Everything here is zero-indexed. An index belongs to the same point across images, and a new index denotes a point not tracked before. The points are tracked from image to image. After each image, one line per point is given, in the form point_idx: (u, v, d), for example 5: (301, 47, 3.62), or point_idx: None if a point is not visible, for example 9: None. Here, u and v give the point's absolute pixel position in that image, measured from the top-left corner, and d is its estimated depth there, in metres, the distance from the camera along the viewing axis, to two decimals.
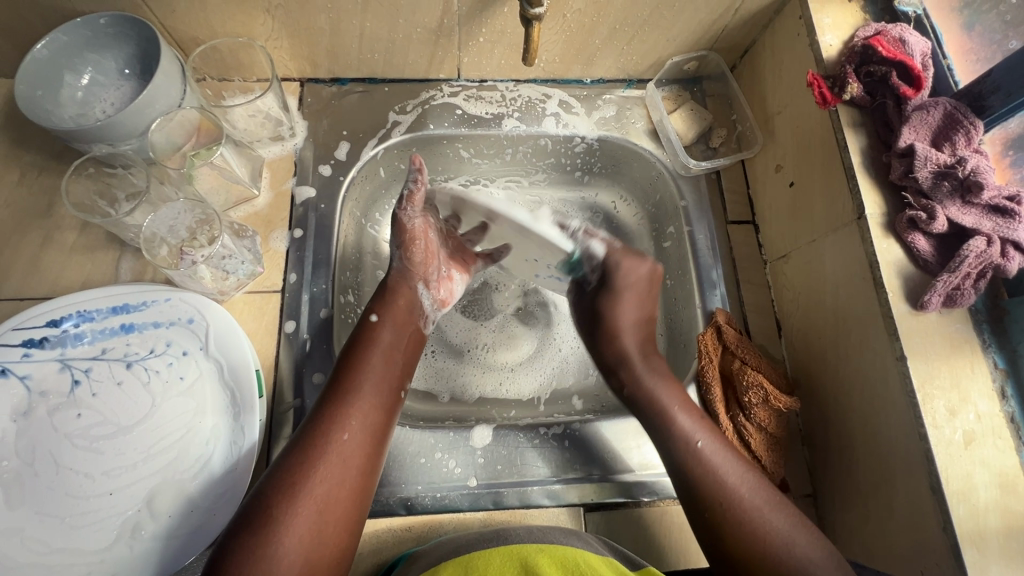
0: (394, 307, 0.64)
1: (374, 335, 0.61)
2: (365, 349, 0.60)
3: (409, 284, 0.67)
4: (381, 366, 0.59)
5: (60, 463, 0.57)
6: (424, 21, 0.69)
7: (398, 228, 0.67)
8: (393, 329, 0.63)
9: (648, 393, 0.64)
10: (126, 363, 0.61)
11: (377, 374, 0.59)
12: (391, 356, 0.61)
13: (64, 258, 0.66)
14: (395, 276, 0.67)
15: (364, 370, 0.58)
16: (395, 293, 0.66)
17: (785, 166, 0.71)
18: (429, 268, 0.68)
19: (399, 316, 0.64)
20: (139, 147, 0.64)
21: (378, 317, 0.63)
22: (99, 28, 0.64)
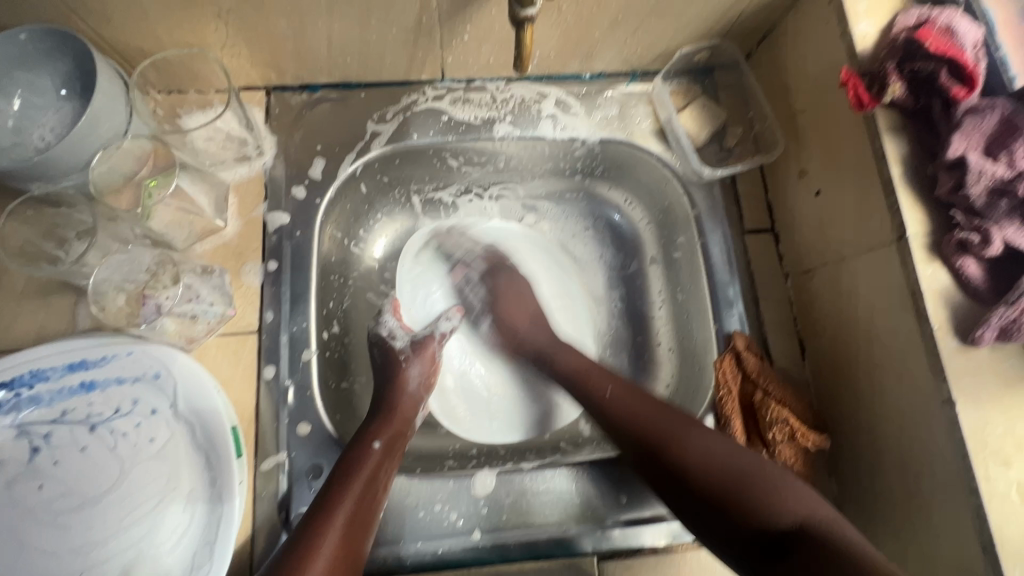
0: (394, 432, 0.59)
1: (365, 467, 0.54)
2: (354, 476, 0.53)
3: (408, 401, 0.62)
4: (365, 492, 0.53)
5: (23, 542, 0.52)
6: (400, 20, 0.60)
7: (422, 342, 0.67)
8: (389, 461, 0.56)
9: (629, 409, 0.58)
10: (89, 427, 0.55)
11: (363, 494, 0.53)
12: (381, 478, 0.55)
13: (14, 307, 0.60)
14: (408, 405, 0.62)
15: (345, 493, 0.52)
16: (396, 414, 0.60)
17: (811, 172, 0.64)
18: (424, 399, 0.64)
19: (394, 444, 0.58)
20: (82, 182, 0.57)
21: (378, 445, 0.57)
22: (24, 44, 0.56)
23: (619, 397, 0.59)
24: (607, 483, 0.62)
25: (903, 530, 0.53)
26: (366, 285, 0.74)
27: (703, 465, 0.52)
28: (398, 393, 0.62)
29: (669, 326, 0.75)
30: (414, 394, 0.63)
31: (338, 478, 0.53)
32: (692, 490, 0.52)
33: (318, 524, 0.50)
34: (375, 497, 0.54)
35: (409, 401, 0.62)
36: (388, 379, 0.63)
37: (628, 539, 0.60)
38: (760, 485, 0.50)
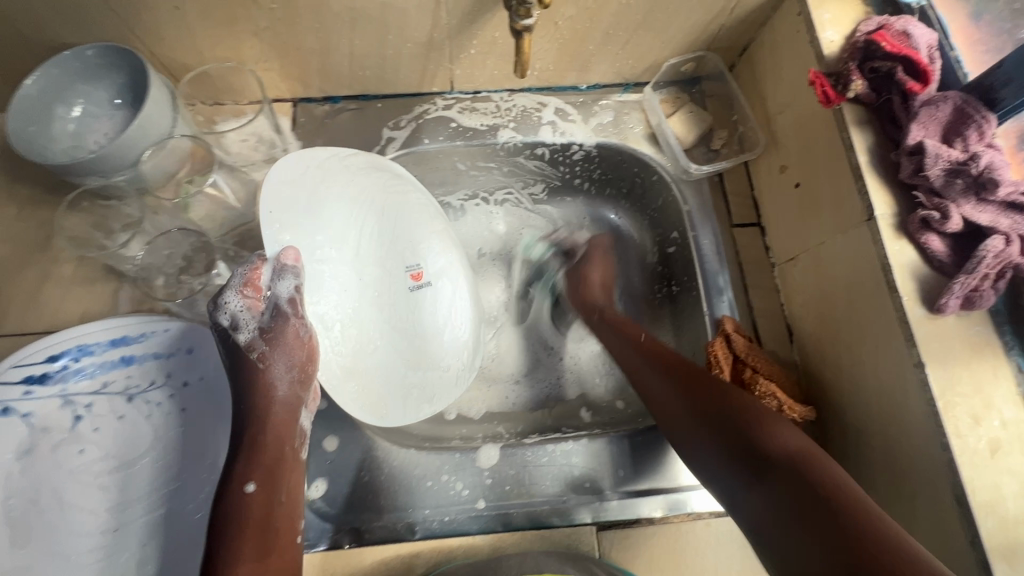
0: (268, 466, 0.53)
1: (248, 514, 0.50)
2: (239, 528, 0.49)
3: (273, 416, 0.56)
4: (257, 538, 0.50)
5: (64, 500, 0.57)
6: (414, 36, 0.68)
7: (280, 330, 0.56)
8: (275, 495, 0.52)
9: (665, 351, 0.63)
10: (127, 397, 0.61)
11: (261, 544, 0.49)
12: (273, 516, 0.51)
13: (62, 291, 0.66)
14: (276, 406, 0.56)
15: (240, 546, 0.49)
16: (266, 442, 0.54)
17: (790, 167, 0.69)
18: (301, 395, 0.57)
19: (275, 472, 0.53)
20: (132, 177, 0.64)
21: (254, 486, 0.51)
22: (88, 60, 0.64)
23: (648, 349, 0.64)
24: (606, 459, 0.66)
25: (887, 497, 0.56)
26: None
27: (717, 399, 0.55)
28: (266, 419, 0.55)
29: (665, 318, 0.80)
30: (282, 392, 0.56)
31: (218, 536, 0.49)
32: (732, 447, 0.51)
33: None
34: (275, 545, 0.50)
35: (282, 406, 0.56)
36: (251, 385, 0.56)
37: (625, 511, 0.63)
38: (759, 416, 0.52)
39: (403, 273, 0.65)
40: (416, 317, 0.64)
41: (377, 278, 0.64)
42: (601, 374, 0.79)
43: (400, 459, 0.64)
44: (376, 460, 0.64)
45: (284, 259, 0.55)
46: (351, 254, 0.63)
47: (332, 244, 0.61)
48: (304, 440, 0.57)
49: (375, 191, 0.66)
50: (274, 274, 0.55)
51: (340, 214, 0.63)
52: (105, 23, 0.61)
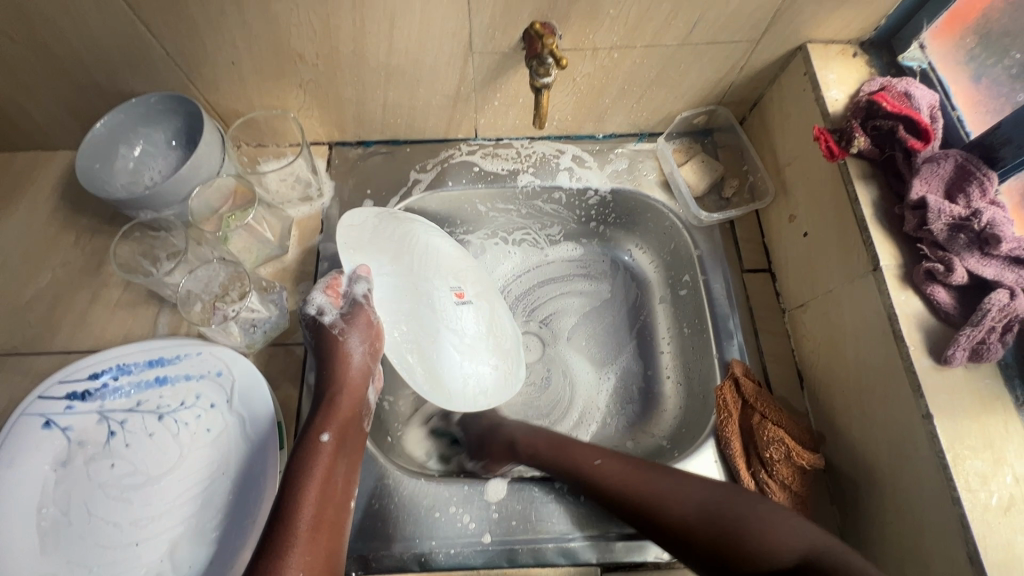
0: (342, 421, 0.59)
1: (318, 463, 0.56)
2: (310, 474, 0.55)
3: (349, 383, 0.61)
4: (322, 487, 0.55)
5: (92, 512, 0.60)
6: (443, 89, 0.73)
7: (358, 311, 0.61)
8: (340, 453, 0.58)
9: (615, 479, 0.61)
10: (158, 415, 0.65)
11: (322, 492, 0.55)
12: (338, 469, 0.57)
13: (109, 314, 0.73)
14: (355, 374, 0.61)
15: (307, 489, 0.54)
16: (341, 404, 0.60)
17: (799, 217, 0.71)
18: (372, 368, 0.62)
19: (344, 431, 0.59)
20: (179, 212, 0.71)
21: (327, 438, 0.58)
22: (151, 105, 0.71)
23: (610, 468, 0.62)
24: None
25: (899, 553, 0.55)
26: None
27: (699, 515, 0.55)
28: (344, 384, 0.61)
29: (676, 361, 0.80)
30: (359, 364, 0.61)
31: (290, 479, 0.55)
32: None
33: (283, 537, 0.51)
34: (334, 495, 0.56)
35: (357, 372, 0.61)
36: (331, 354, 0.61)
37: (632, 553, 0.63)
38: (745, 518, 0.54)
39: (448, 291, 0.70)
40: (462, 330, 0.69)
41: (424, 290, 0.68)
42: (612, 414, 0.80)
43: (411, 489, 0.65)
44: (387, 488, 0.65)
45: (356, 270, 0.64)
46: (406, 269, 0.68)
47: (392, 266, 0.68)
48: (370, 410, 0.63)
49: (415, 228, 0.72)
50: (351, 281, 0.63)
51: (390, 243, 0.69)
52: (169, 76, 0.69)
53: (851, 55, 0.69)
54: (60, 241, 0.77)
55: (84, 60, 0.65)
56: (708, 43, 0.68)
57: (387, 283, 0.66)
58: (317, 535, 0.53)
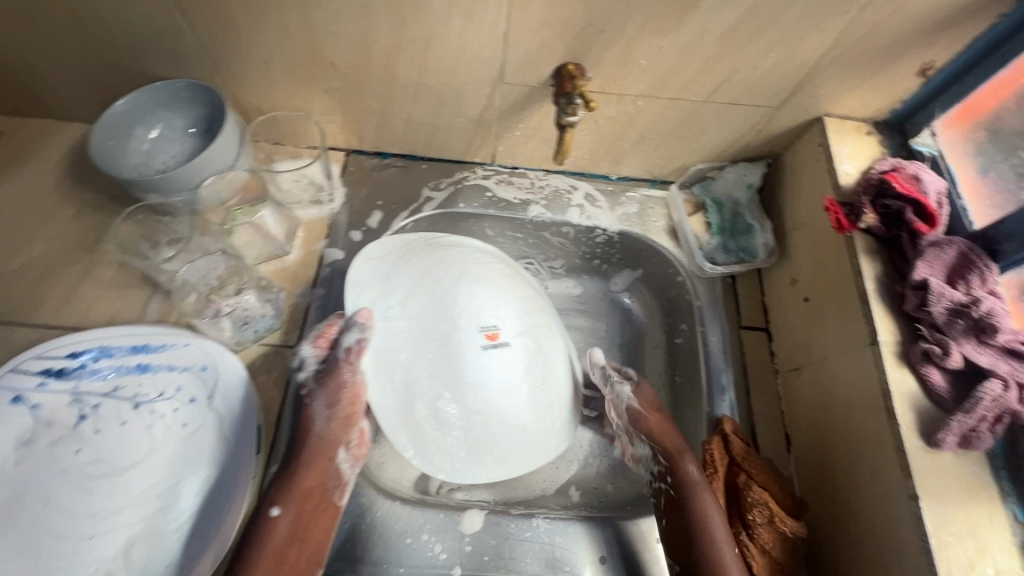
0: (301, 495, 0.58)
1: (268, 540, 0.56)
2: (258, 552, 0.55)
3: (321, 450, 0.61)
4: (270, 569, 0.55)
5: (48, 498, 0.57)
6: (468, 112, 0.74)
7: (332, 374, 0.61)
8: (296, 528, 0.57)
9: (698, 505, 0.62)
10: (133, 404, 0.62)
11: (269, 575, 0.54)
12: (293, 550, 0.56)
13: (98, 293, 0.71)
14: (316, 442, 0.61)
15: (252, 574, 0.54)
16: (302, 475, 0.59)
17: (800, 281, 0.72)
18: (341, 437, 0.62)
19: (302, 506, 0.58)
20: (189, 199, 0.69)
21: (279, 512, 0.57)
22: (176, 90, 0.71)
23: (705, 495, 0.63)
24: (587, 543, 0.64)
25: None
26: None
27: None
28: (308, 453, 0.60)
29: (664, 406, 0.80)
30: (324, 432, 0.61)
31: (241, 553, 0.55)
32: None
33: None
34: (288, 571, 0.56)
35: (321, 440, 0.61)
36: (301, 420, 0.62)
37: None
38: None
39: (478, 332, 0.62)
40: (488, 381, 0.61)
41: (444, 334, 0.61)
42: (596, 454, 0.79)
43: (385, 510, 0.64)
44: (361, 506, 0.63)
45: (355, 316, 0.62)
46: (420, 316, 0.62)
47: (406, 309, 0.63)
48: (335, 484, 0.61)
49: (448, 252, 0.68)
50: (346, 326, 0.62)
51: (414, 280, 0.65)
52: (199, 65, 0.69)
53: (865, 133, 0.71)
54: (59, 212, 0.75)
55: (116, 38, 0.65)
56: (731, 103, 0.70)
57: (388, 330, 0.62)
58: None
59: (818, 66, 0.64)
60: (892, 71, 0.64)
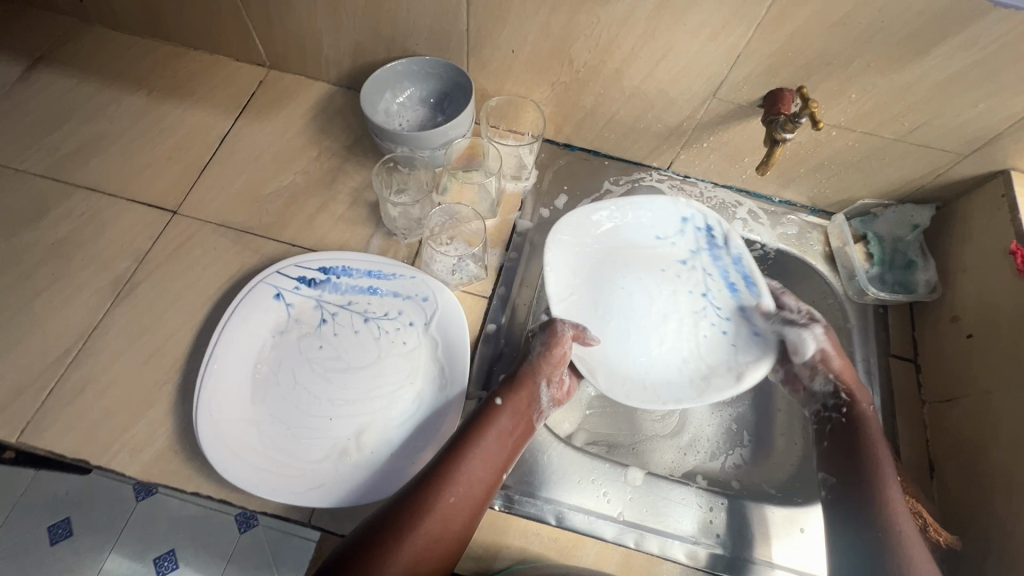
0: (518, 399, 0.68)
1: (492, 423, 0.65)
2: (483, 428, 0.64)
3: (534, 379, 0.70)
4: (492, 447, 0.64)
5: (297, 380, 0.69)
6: (668, 119, 0.83)
7: (551, 331, 0.73)
8: (508, 421, 0.67)
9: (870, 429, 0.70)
10: (363, 318, 0.73)
11: (489, 451, 0.63)
12: (504, 440, 0.65)
13: (332, 224, 0.83)
14: (526, 367, 0.71)
15: (479, 443, 0.63)
16: (522, 387, 0.69)
17: (964, 319, 0.76)
18: (549, 371, 0.71)
19: (516, 409, 0.68)
20: (431, 156, 0.81)
21: (502, 402, 0.68)
22: (425, 67, 0.84)
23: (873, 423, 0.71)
24: (735, 518, 0.70)
25: None
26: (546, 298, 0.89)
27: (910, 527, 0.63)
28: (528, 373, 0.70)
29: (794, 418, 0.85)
30: (535, 362, 0.71)
31: (470, 426, 0.65)
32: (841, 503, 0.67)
33: (447, 469, 0.60)
34: (501, 455, 0.64)
35: (532, 369, 0.71)
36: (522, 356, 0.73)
37: (746, 573, 0.66)
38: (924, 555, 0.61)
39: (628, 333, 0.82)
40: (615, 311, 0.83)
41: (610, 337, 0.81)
42: (721, 451, 0.84)
43: (559, 452, 0.72)
44: (537, 445, 0.73)
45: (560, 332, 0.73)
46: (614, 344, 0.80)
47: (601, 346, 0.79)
48: (541, 404, 0.70)
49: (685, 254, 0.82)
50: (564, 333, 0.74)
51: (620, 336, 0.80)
52: (454, 47, 0.81)
53: None
54: (304, 154, 0.89)
55: (398, 16, 0.78)
56: (922, 145, 0.76)
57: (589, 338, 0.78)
58: (475, 477, 0.61)
59: (1020, 122, 0.70)
60: None
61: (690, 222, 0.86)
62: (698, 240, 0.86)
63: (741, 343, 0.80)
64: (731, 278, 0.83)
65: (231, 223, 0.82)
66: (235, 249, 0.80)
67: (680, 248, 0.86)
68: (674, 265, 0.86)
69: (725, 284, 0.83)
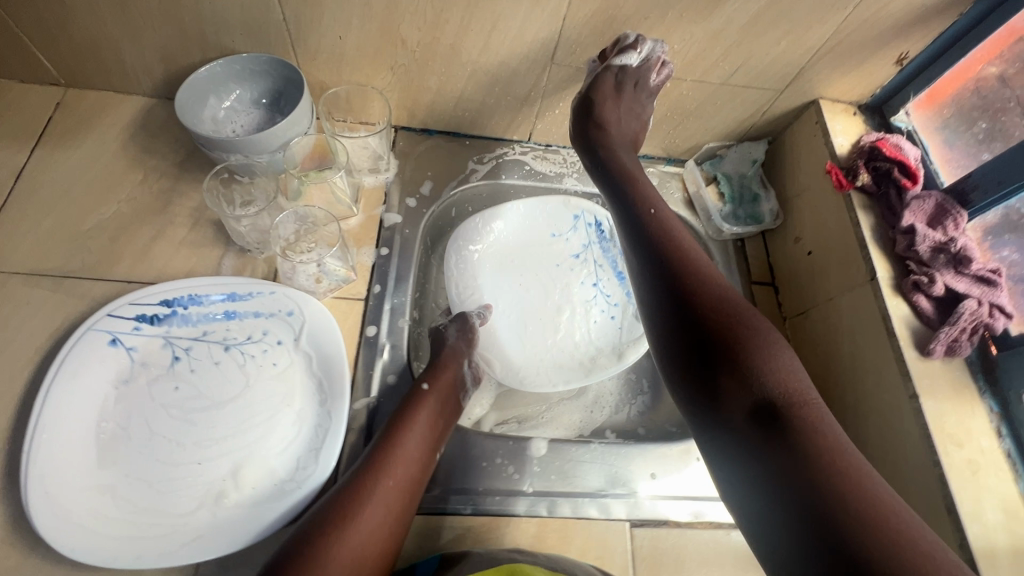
0: (444, 382, 0.69)
1: (420, 405, 0.65)
2: (415, 412, 0.64)
3: (458, 361, 0.72)
4: (423, 427, 0.63)
5: (153, 430, 0.61)
6: (516, 90, 0.83)
7: (464, 319, 0.77)
8: (437, 402, 0.67)
9: (697, 270, 0.60)
10: (224, 346, 0.67)
11: (419, 435, 0.62)
12: (435, 420, 0.65)
13: (173, 251, 0.75)
14: (448, 352, 0.72)
15: (410, 425, 0.63)
16: (445, 368, 0.70)
17: (804, 238, 0.84)
18: (466, 352, 0.74)
19: (444, 390, 0.68)
20: (270, 160, 0.75)
21: (429, 388, 0.67)
22: (250, 66, 0.77)
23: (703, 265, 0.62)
24: (639, 462, 0.72)
25: None
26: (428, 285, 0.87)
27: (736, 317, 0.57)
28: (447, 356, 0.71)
29: None
30: (455, 346, 0.73)
31: (400, 413, 0.64)
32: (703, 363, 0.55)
33: (379, 455, 0.59)
34: (433, 435, 0.64)
35: (451, 353, 0.72)
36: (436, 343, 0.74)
37: (656, 510, 0.69)
38: (771, 347, 0.54)
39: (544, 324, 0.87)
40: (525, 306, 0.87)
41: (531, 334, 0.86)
42: (625, 402, 0.87)
43: (461, 439, 0.71)
44: None
45: (467, 321, 0.77)
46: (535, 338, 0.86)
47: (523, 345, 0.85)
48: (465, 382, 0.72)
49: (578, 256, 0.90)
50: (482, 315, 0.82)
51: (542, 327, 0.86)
52: (276, 40, 0.75)
53: (852, 114, 0.85)
54: (127, 178, 0.79)
55: (201, 11, 0.70)
56: (744, 86, 0.82)
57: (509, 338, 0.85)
58: (409, 456, 0.60)
59: (817, 55, 0.77)
60: (876, 59, 0.77)
61: (582, 218, 0.90)
62: (590, 235, 0.91)
63: (625, 326, 0.87)
64: (618, 268, 0.90)
65: (47, 269, 0.71)
66: (56, 298, 0.69)
67: (574, 244, 0.91)
68: (568, 260, 0.90)
69: (613, 273, 0.90)
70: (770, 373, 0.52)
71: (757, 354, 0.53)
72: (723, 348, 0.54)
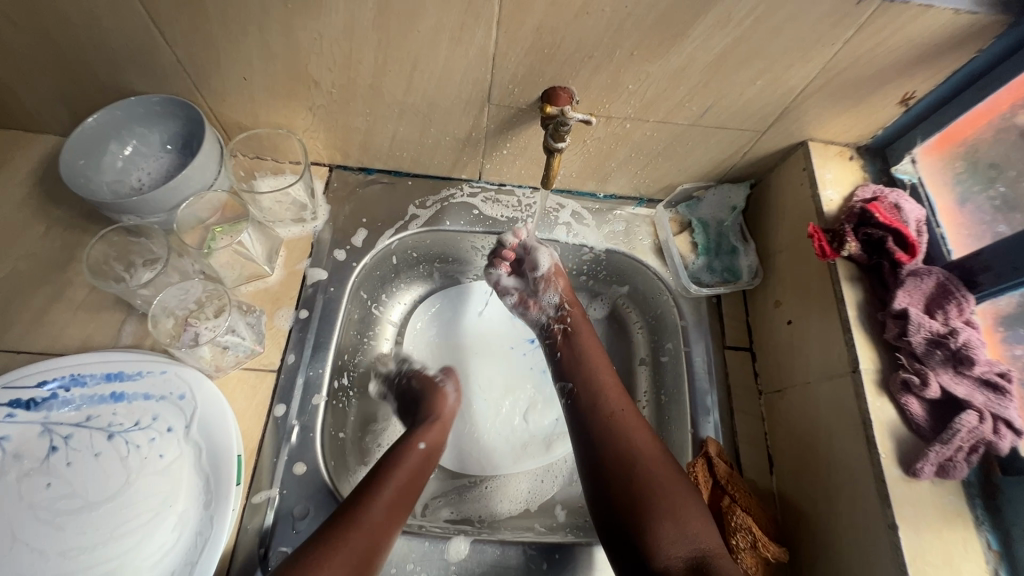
0: (437, 432, 0.70)
1: (409, 455, 0.66)
2: (402, 463, 0.64)
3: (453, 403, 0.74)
4: (409, 477, 0.64)
5: (17, 536, 0.55)
6: (455, 131, 0.73)
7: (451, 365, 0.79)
8: (426, 454, 0.67)
9: (615, 429, 0.65)
10: (107, 434, 0.60)
11: (401, 483, 0.62)
12: (420, 472, 0.66)
13: (70, 315, 0.68)
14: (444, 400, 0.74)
15: (396, 477, 0.63)
16: (440, 419, 0.72)
17: (784, 303, 0.73)
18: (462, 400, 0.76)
19: (434, 441, 0.69)
20: (165, 220, 0.69)
21: (423, 447, 0.68)
22: (152, 106, 0.69)
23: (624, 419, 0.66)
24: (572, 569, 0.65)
25: None
26: (382, 340, 0.83)
27: (663, 472, 0.61)
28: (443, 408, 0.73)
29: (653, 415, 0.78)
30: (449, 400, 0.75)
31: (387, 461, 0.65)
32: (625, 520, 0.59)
33: (360, 502, 0.59)
34: (416, 487, 0.64)
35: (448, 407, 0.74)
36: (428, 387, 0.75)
37: None
38: (674, 498, 0.59)
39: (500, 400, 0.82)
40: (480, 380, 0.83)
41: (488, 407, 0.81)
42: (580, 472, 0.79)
43: None
44: None
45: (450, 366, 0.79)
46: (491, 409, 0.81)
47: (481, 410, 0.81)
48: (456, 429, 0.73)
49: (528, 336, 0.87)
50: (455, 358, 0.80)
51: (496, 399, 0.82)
52: (176, 81, 0.66)
53: (847, 158, 0.72)
54: (29, 230, 0.72)
55: (84, 52, 0.62)
56: (718, 127, 0.70)
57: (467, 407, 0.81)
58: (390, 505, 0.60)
59: (803, 94, 0.64)
60: (877, 99, 0.65)
61: None
62: None
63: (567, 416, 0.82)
64: None
65: None
66: None
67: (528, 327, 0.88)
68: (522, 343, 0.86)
69: None
70: (672, 519, 0.57)
71: (663, 507, 0.58)
72: (639, 510, 0.58)
